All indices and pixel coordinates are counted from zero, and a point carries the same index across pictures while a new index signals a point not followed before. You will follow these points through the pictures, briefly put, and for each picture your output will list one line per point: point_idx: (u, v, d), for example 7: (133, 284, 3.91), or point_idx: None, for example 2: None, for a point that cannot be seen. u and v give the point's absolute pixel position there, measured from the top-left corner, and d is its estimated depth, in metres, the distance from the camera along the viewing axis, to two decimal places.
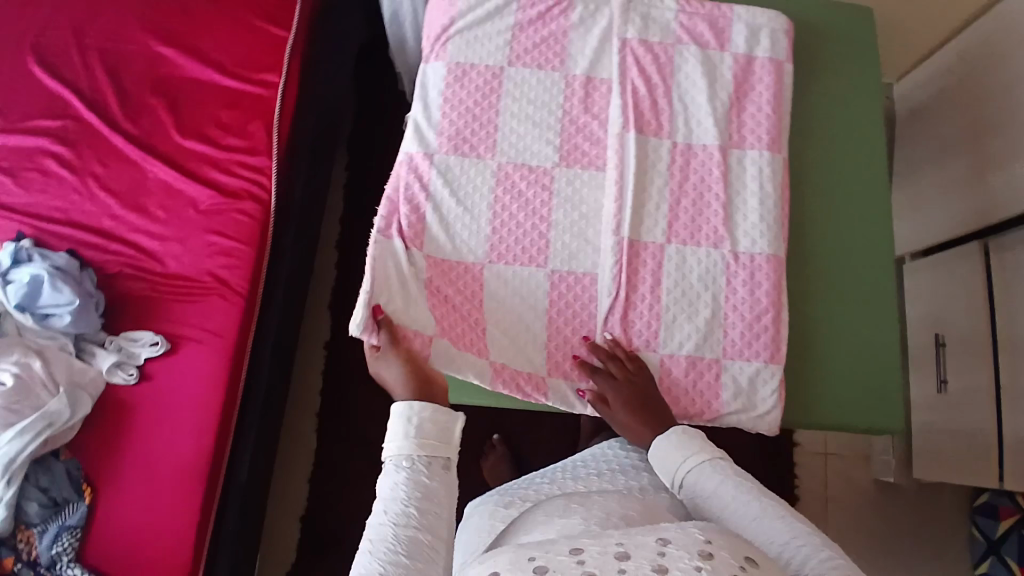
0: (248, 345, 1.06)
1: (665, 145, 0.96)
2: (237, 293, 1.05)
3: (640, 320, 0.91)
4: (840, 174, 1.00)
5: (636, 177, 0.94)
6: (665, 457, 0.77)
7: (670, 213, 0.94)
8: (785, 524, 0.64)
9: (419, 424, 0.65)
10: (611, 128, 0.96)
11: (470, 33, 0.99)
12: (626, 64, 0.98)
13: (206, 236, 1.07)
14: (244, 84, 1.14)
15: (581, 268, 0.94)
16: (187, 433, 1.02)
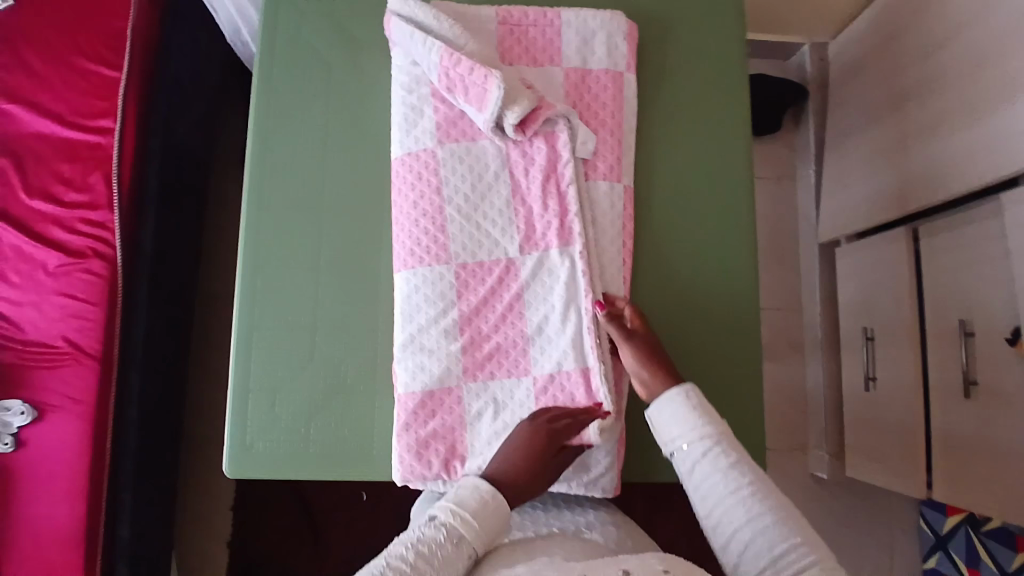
0: (110, 408, 1.04)
1: (494, 151, 0.79)
2: (90, 356, 1.03)
3: (494, 358, 0.75)
4: (704, 187, 0.89)
5: (467, 193, 0.78)
6: (668, 422, 0.65)
7: (501, 232, 0.78)
8: (778, 537, 0.54)
9: (483, 501, 0.61)
10: (431, 143, 0.80)
11: (279, 74, 0.88)
12: (448, 81, 0.78)
13: (57, 299, 1.04)
14: (82, 133, 1.09)
15: (425, 306, 0.77)
16: (60, 502, 1.02)
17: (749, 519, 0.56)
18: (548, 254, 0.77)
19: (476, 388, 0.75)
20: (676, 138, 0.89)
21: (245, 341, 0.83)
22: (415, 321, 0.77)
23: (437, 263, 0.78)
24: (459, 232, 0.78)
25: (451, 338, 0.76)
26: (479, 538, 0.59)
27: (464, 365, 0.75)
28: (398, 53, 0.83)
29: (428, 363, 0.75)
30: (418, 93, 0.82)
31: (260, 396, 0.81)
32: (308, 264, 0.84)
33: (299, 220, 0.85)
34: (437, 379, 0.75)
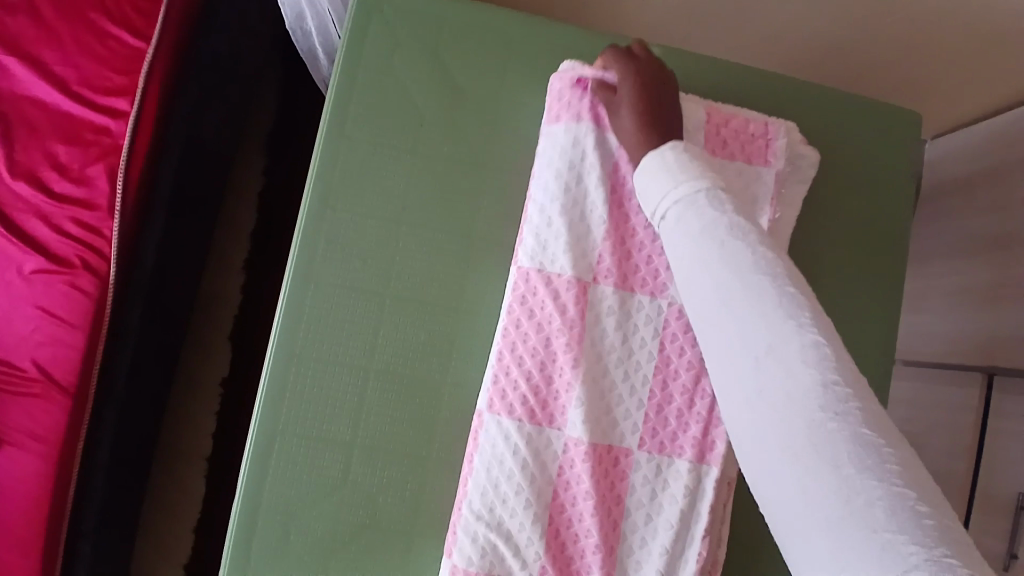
0: (80, 447, 0.88)
1: (657, 308, 0.66)
2: (63, 391, 0.86)
3: (577, 559, 0.64)
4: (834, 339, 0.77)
5: (602, 359, 0.65)
6: (651, 179, 0.53)
7: (644, 401, 0.65)
8: (780, 337, 0.39)
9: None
10: (588, 275, 0.65)
11: (362, 116, 0.71)
12: (618, 183, 0.66)
13: (31, 314, 0.86)
14: (88, 111, 0.89)
15: (513, 476, 0.64)
16: (8, 551, 0.86)
17: (735, 305, 0.41)
18: (670, 463, 0.65)
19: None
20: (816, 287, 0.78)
21: (266, 443, 0.68)
22: (497, 487, 0.64)
23: (548, 425, 0.65)
24: (588, 392, 0.64)
25: (536, 525, 0.63)
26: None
27: (542, 566, 0.63)
28: (579, 124, 0.66)
29: (501, 545, 0.63)
30: (579, 190, 0.66)
31: (278, 517, 0.67)
32: (360, 361, 0.69)
33: (356, 306, 0.70)
34: (502, 566, 0.63)
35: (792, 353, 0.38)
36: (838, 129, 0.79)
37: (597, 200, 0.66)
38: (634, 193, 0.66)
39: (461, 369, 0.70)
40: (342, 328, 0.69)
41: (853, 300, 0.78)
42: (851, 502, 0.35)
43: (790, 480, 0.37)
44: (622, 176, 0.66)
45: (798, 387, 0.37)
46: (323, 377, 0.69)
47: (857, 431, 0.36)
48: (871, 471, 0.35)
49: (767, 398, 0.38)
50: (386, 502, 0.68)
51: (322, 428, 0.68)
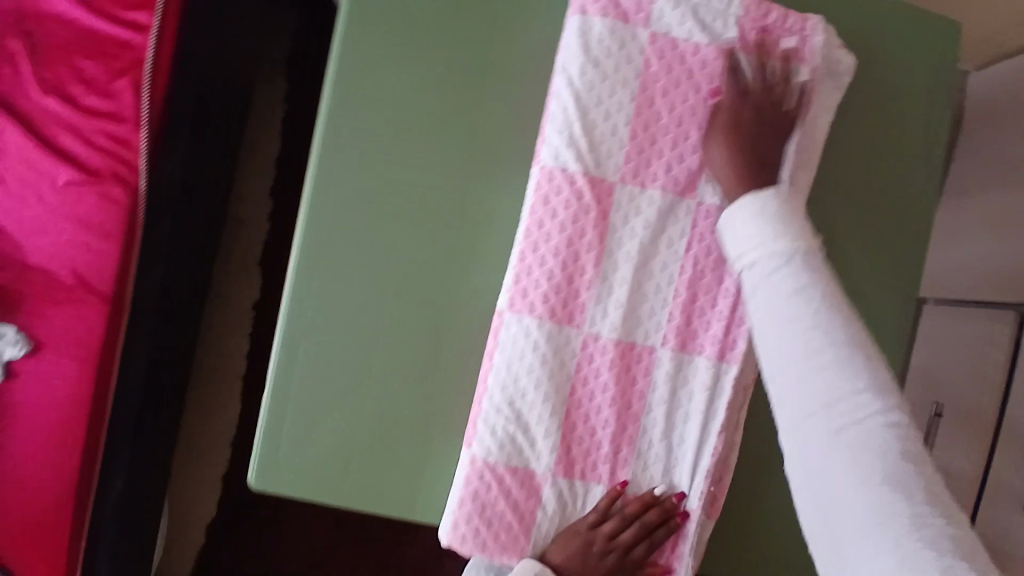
0: (118, 348, 0.93)
1: (683, 209, 0.67)
2: (100, 294, 0.90)
3: (593, 453, 0.67)
4: (863, 256, 0.76)
5: (629, 258, 0.67)
6: (735, 235, 0.61)
7: (674, 298, 0.67)
8: (862, 398, 0.49)
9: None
10: (614, 175, 0.66)
11: (381, 20, 0.71)
12: (650, 82, 0.66)
13: (65, 223, 0.89)
14: (110, 25, 0.90)
15: (532, 372, 0.66)
16: (54, 444, 0.92)
17: (819, 362, 0.51)
18: (693, 359, 0.67)
19: (561, 484, 0.66)
20: (843, 208, 0.75)
21: (292, 340, 0.70)
22: (517, 382, 0.66)
23: (567, 323, 0.67)
24: (607, 289, 0.67)
25: (554, 419, 0.66)
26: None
27: (557, 457, 0.66)
28: (608, 20, 0.66)
29: (519, 438, 0.66)
30: (606, 88, 0.66)
31: (302, 409, 0.70)
32: (383, 263, 0.71)
33: (381, 210, 0.71)
34: (520, 457, 0.66)
35: (869, 419, 0.48)
36: (877, 38, 0.75)
37: (627, 98, 0.66)
38: (662, 92, 0.66)
39: (481, 274, 0.71)
40: (366, 229, 0.71)
41: (888, 218, 0.76)
42: (900, 545, 0.44)
43: (845, 508, 0.47)
44: (652, 74, 0.66)
45: (850, 436, 0.48)
46: (349, 277, 0.70)
47: (914, 495, 0.46)
48: (920, 525, 0.44)
49: (820, 403, 0.50)
50: (408, 399, 0.71)
51: (347, 327, 0.70)
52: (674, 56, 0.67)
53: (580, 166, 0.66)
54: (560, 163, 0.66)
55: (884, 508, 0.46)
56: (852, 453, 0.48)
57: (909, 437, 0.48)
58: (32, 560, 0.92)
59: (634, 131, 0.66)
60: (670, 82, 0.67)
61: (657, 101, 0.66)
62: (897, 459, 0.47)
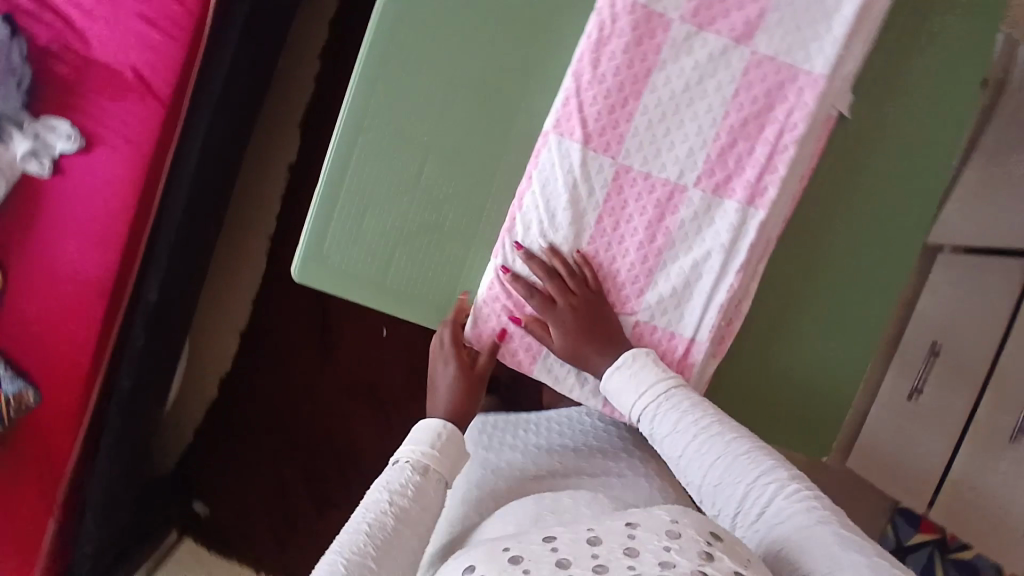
0: (167, 159, 0.98)
1: (736, 55, 0.69)
2: (158, 100, 0.94)
3: (611, 279, 0.72)
4: (909, 140, 0.76)
5: (677, 98, 0.70)
6: (623, 385, 0.69)
7: (714, 141, 0.70)
8: (766, 506, 0.59)
9: (440, 437, 0.68)
10: (673, 13, 0.69)
11: None
12: None
13: (135, 24, 0.93)
14: None
15: (567, 195, 0.70)
16: (94, 243, 0.96)
17: (731, 470, 0.61)
18: (722, 202, 0.71)
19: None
20: (892, 89, 0.75)
21: (349, 138, 0.73)
22: (551, 201, 0.71)
23: (603, 151, 0.70)
24: (647, 127, 0.70)
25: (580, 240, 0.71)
26: (445, 464, 0.68)
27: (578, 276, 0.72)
28: None
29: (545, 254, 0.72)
30: None
31: (352, 202, 0.74)
32: (441, 76, 0.73)
33: (445, 19, 0.72)
34: (543, 274, 0.72)
35: (774, 491, 0.60)
36: None
37: None
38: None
39: (535, 99, 0.74)
40: (429, 38, 0.72)
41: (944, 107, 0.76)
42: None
43: (783, 556, 0.56)
44: None
45: (765, 514, 0.59)
46: (406, 85, 0.73)
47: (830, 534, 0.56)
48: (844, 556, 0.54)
49: (737, 504, 0.60)
50: (448, 212, 0.74)
51: (398, 135, 0.73)
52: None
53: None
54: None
55: (813, 551, 0.55)
56: (773, 527, 0.58)
57: (806, 489, 0.60)
58: (61, 352, 0.97)
59: None
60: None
61: None
62: (801, 505, 0.59)
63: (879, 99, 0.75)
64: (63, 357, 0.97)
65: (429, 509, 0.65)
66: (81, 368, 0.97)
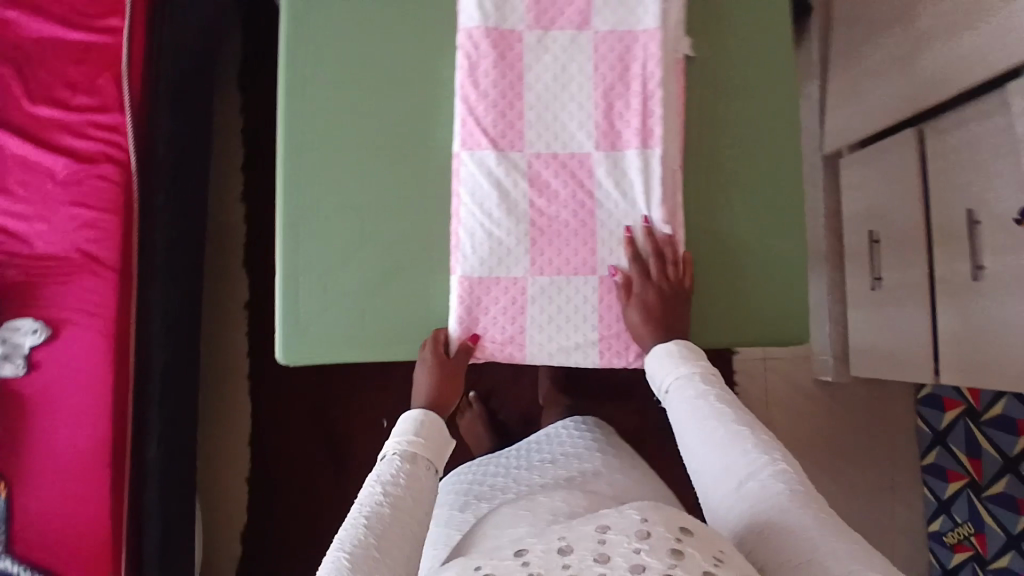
0: (131, 320, 1.00)
1: (585, 38, 0.80)
2: (109, 268, 0.98)
3: (561, 253, 0.79)
4: (761, 54, 0.87)
5: (552, 88, 0.79)
6: (658, 366, 0.75)
7: (596, 110, 0.80)
8: (756, 473, 0.60)
9: (422, 424, 0.73)
10: (520, 25, 0.79)
11: None
12: None
13: (70, 210, 0.99)
14: (86, 33, 1.01)
15: (494, 197, 0.78)
16: (86, 421, 0.98)
17: (727, 438, 0.63)
18: (624, 155, 0.80)
19: (543, 281, 0.78)
20: (728, 19, 0.87)
21: (292, 225, 0.81)
22: (483, 207, 0.78)
23: (510, 151, 0.79)
24: (537, 119, 0.79)
25: (521, 230, 0.78)
26: (429, 451, 0.71)
27: (533, 261, 0.78)
28: None
29: (498, 253, 0.78)
30: None
31: (315, 277, 0.80)
32: (351, 144, 0.82)
33: (341, 97, 0.82)
34: (505, 267, 0.78)
35: (762, 464, 0.61)
36: None
37: None
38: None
39: (438, 131, 0.82)
40: (330, 119, 0.82)
41: (777, 19, 0.88)
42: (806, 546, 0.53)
43: (761, 522, 0.57)
44: None
45: (750, 484, 0.60)
46: (325, 164, 0.82)
47: (810, 509, 0.56)
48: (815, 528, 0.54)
49: (726, 469, 0.62)
50: (398, 254, 0.81)
51: (333, 205, 0.81)
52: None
53: (489, 21, 0.79)
54: (478, 23, 0.79)
55: (789, 518, 0.56)
56: (754, 496, 0.59)
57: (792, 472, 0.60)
58: (80, 538, 0.96)
59: None
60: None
61: None
62: (784, 481, 0.59)
63: (718, 31, 0.87)
64: (82, 544, 0.95)
65: (423, 496, 0.66)
66: (104, 548, 0.96)
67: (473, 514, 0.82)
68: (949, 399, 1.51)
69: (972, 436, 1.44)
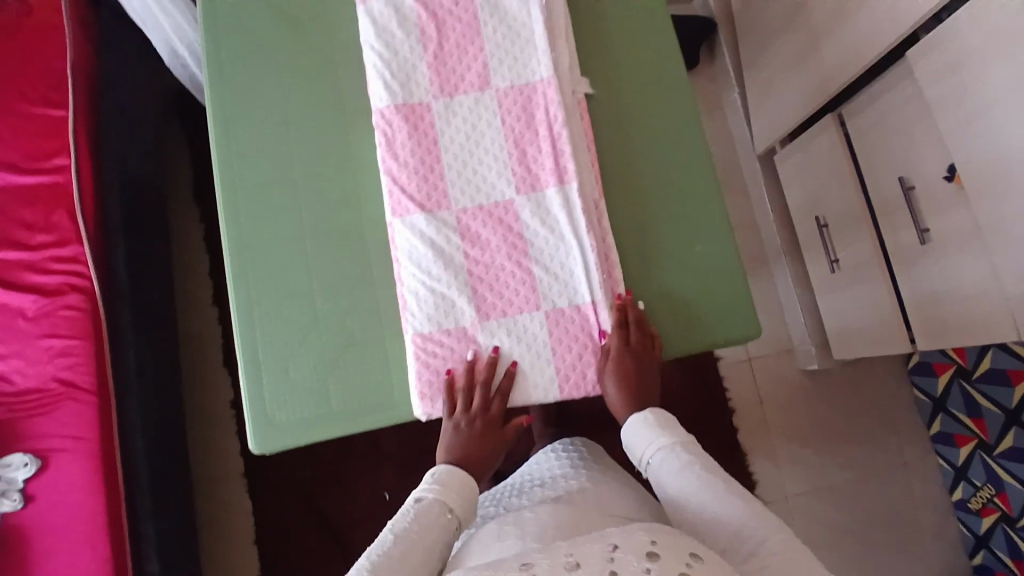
0: (115, 439, 1.03)
1: (488, 98, 0.87)
2: (87, 391, 1.01)
3: (504, 295, 0.82)
4: (654, 78, 0.94)
5: (468, 147, 0.86)
6: (635, 438, 0.81)
7: (511, 158, 0.85)
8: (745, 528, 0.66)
9: (449, 479, 0.78)
10: (426, 97, 0.86)
11: (231, 63, 0.91)
12: (424, 24, 0.88)
13: (43, 343, 1.02)
14: (37, 176, 1.07)
15: (432, 255, 0.82)
16: (83, 546, 0.98)
17: (715, 499, 0.70)
18: (545, 194, 0.84)
19: (490, 325, 0.82)
20: (617, 55, 0.95)
21: (246, 320, 0.84)
22: (423, 267, 0.82)
23: (438, 210, 0.83)
24: (458, 177, 0.84)
25: (462, 281, 0.82)
26: (453, 502, 0.76)
27: (478, 309, 0.82)
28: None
29: (445, 308, 0.82)
30: (397, 40, 0.88)
31: (273, 361, 0.83)
32: (291, 234, 0.87)
33: (275, 192, 0.88)
34: (452, 318, 0.82)
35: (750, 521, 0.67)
36: None
37: (415, 40, 0.88)
38: (437, 32, 0.88)
39: (369, 210, 0.88)
40: (268, 215, 0.87)
41: (662, 46, 0.95)
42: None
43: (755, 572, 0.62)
44: (423, 19, 0.88)
45: (740, 538, 0.66)
46: (270, 256, 0.86)
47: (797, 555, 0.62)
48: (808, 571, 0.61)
49: (718, 529, 0.68)
50: (351, 327, 0.84)
51: (283, 293, 0.85)
52: (434, 3, 0.89)
53: (398, 99, 0.86)
54: (387, 102, 0.86)
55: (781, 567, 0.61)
56: (746, 549, 0.65)
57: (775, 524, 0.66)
58: None
59: (433, 59, 0.88)
60: (438, 23, 0.89)
61: (433, 35, 0.88)
62: (773, 536, 0.65)
63: (609, 67, 0.94)
64: None
65: (436, 542, 0.72)
66: None
67: (464, 537, 0.85)
68: (938, 364, 1.52)
69: (969, 396, 1.45)
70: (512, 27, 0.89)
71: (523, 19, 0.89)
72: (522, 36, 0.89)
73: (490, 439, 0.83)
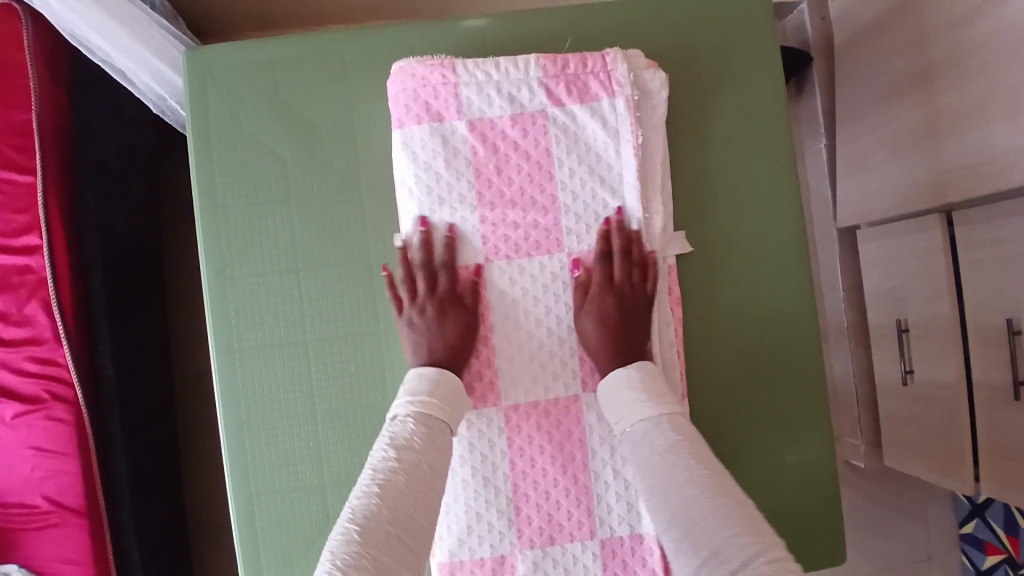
0: (110, 555, 0.96)
1: (557, 264, 0.72)
2: (76, 513, 0.93)
3: (551, 517, 0.70)
4: (755, 239, 0.77)
5: (525, 326, 0.71)
6: (614, 399, 0.66)
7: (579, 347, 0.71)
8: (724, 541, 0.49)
9: (434, 382, 0.64)
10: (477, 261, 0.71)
11: (243, 182, 0.75)
12: (479, 164, 0.71)
13: (23, 454, 0.91)
14: (4, 258, 0.91)
15: (471, 463, 0.70)
16: None
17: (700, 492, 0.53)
18: None
19: (535, 555, 0.70)
20: (712, 203, 0.77)
21: (247, 512, 0.73)
22: (458, 476, 0.70)
23: (483, 406, 0.71)
24: (511, 366, 0.71)
25: (503, 500, 0.70)
26: (444, 410, 0.63)
27: (521, 532, 0.70)
28: (424, 125, 0.70)
29: (482, 532, 0.70)
30: (445, 185, 0.71)
31: (278, 567, 0.73)
32: (302, 411, 0.73)
33: (288, 354, 0.74)
34: (488, 545, 0.70)
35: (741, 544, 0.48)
36: (704, 34, 0.78)
37: (468, 184, 0.71)
38: (496, 173, 0.71)
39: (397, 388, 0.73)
40: (277, 383, 0.73)
41: (771, 196, 0.77)
42: None
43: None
44: (480, 158, 0.71)
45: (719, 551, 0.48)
46: (277, 438, 0.73)
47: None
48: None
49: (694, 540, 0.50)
50: None
51: (291, 484, 0.73)
52: (493, 133, 0.71)
53: (442, 265, 0.70)
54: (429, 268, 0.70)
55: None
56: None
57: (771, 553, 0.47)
58: None
59: (491, 210, 0.71)
60: (498, 161, 0.71)
61: (491, 180, 0.71)
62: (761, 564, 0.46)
63: (704, 219, 0.77)
64: None
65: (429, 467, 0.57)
66: None
67: None
68: None
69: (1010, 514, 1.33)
70: (593, 173, 0.71)
71: (605, 165, 0.72)
72: (604, 189, 0.71)
73: (452, 326, 0.69)
